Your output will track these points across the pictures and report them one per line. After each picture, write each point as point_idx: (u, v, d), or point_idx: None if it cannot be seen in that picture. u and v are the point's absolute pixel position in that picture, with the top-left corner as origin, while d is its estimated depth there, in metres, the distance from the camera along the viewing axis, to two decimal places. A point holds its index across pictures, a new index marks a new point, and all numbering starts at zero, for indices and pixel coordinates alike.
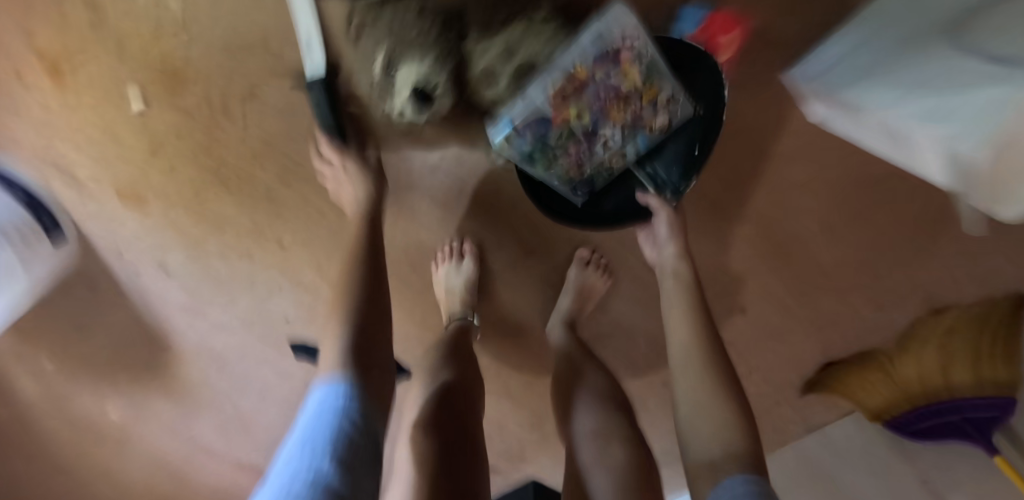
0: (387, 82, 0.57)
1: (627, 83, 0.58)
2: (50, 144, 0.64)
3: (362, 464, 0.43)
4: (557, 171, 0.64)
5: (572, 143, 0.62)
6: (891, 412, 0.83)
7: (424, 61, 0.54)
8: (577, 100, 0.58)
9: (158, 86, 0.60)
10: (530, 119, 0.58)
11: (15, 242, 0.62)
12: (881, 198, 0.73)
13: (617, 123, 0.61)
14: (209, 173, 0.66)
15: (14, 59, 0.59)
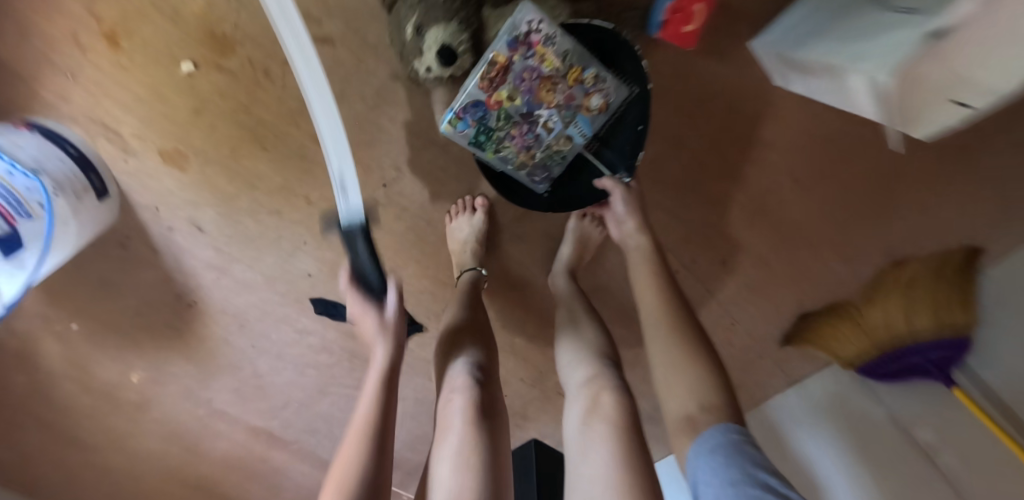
0: (416, 45, 0.66)
1: (548, 67, 0.69)
2: (100, 104, 0.70)
3: None
4: (507, 155, 0.73)
5: (513, 126, 0.72)
6: (862, 358, 0.94)
7: (451, 26, 0.64)
8: (506, 86, 0.69)
9: (206, 50, 0.68)
10: (469, 106, 0.68)
11: (69, 195, 0.68)
12: (847, 162, 0.83)
13: (551, 104, 0.72)
14: (248, 132, 0.73)
15: (74, 23, 0.66)
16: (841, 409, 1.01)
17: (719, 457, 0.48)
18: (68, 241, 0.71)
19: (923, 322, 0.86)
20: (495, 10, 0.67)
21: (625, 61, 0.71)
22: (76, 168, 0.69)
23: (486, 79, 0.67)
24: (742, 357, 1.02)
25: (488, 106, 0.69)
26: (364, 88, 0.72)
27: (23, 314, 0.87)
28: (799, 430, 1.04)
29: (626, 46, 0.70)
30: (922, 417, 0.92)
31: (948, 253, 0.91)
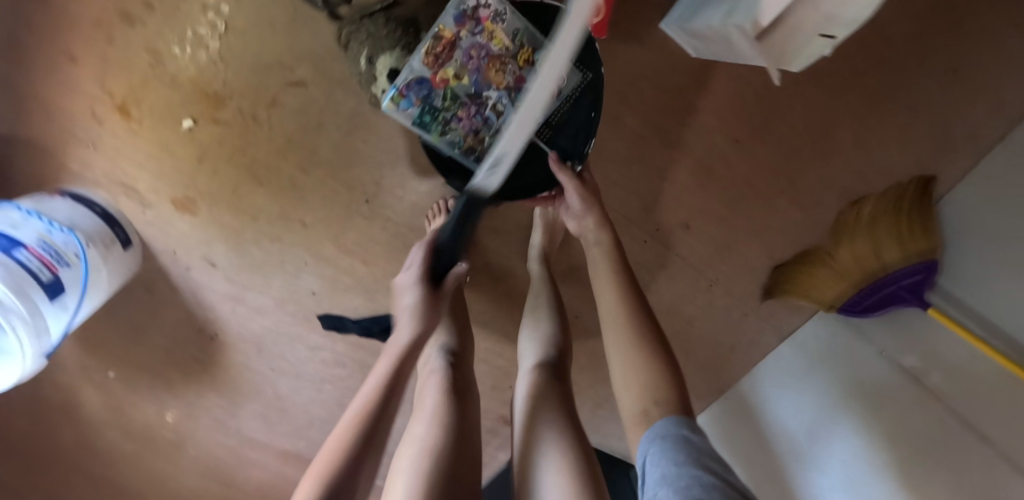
0: (370, 73, 0.75)
1: (497, 46, 0.74)
2: (119, 167, 0.82)
3: None
4: (454, 138, 0.75)
5: (460, 105, 0.74)
6: (841, 298, 1.00)
7: (395, 53, 0.73)
8: (451, 63, 0.73)
9: (202, 107, 0.80)
10: (413, 83, 0.72)
11: (99, 245, 0.80)
12: (778, 116, 0.93)
13: (500, 85, 0.74)
14: (245, 173, 0.84)
15: (91, 102, 0.78)
16: (835, 355, 1.04)
17: (667, 446, 0.58)
18: (100, 287, 0.82)
19: (891, 256, 0.94)
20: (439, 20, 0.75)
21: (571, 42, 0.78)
22: (101, 222, 0.81)
23: (432, 55, 0.72)
24: (727, 316, 1.08)
25: (434, 83, 0.73)
26: (337, 117, 0.82)
27: (65, 367, 0.97)
28: (789, 383, 1.09)
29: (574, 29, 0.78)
30: (913, 348, 0.94)
31: (901, 186, 0.99)
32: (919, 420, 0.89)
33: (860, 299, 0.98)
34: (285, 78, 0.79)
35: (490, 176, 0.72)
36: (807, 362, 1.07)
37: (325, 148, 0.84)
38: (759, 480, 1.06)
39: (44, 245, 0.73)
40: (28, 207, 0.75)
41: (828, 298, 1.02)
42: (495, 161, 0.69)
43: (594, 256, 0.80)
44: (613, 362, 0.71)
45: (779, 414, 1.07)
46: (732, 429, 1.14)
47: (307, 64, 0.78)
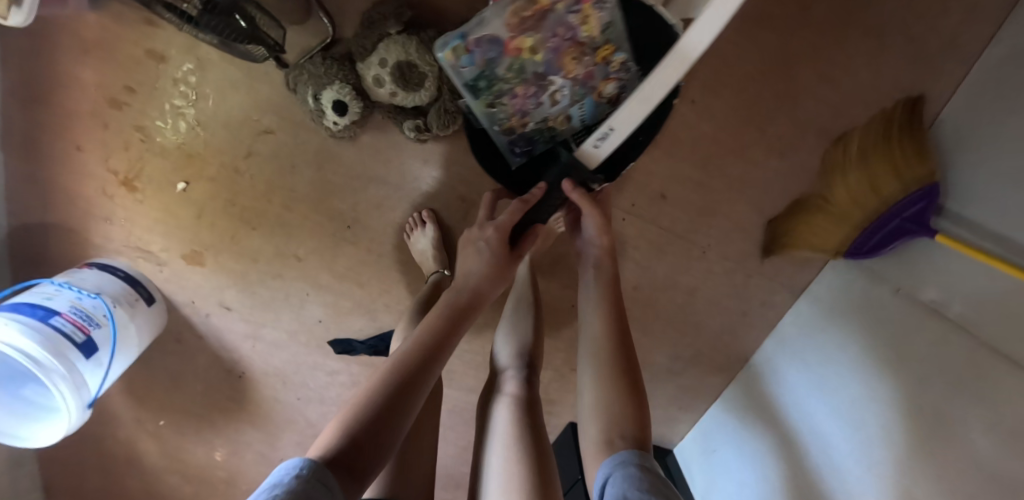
0: (318, 109, 0.79)
1: (586, 33, 0.70)
2: (133, 234, 0.93)
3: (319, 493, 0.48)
4: (499, 112, 0.77)
5: (521, 82, 0.74)
6: (847, 243, 0.96)
7: (336, 87, 0.77)
8: (534, 34, 0.69)
9: (190, 169, 0.89)
10: (483, 43, 0.69)
11: (124, 304, 0.91)
12: (732, 68, 0.94)
13: (569, 75, 0.73)
14: (238, 220, 0.93)
15: (101, 182, 0.89)
16: (847, 299, 1.00)
17: (626, 473, 0.62)
18: (131, 342, 0.92)
19: (889, 189, 0.88)
20: (396, 36, 0.76)
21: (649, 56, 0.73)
22: (125, 284, 0.92)
23: (517, 16, 0.68)
24: (726, 277, 1.08)
25: (506, 49, 0.70)
26: (306, 154, 0.88)
27: (122, 420, 1.09)
28: (801, 340, 1.06)
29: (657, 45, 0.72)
30: (931, 279, 0.88)
31: (888, 110, 0.95)
32: (940, 354, 0.81)
33: (865, 239, 0.94)
34: (253, 129, 0.86)
35: (600, 146, 0.75)
36: (818, 315, 1.05)
37: (302, 187, 0.90)
38: (787, 442, 1.01)
39: (76, 310, 0.83)
40: (62, 280, 0.87)
41: (831, 245, 0.98)
42: (603, 134, 0.73)
43: (588, 279, 0.85)
44: (585, 380, 0.75)
45: (799, 370, 1.04)
46: (753, 399, 1.12)
47: (271, 113, 0.85)
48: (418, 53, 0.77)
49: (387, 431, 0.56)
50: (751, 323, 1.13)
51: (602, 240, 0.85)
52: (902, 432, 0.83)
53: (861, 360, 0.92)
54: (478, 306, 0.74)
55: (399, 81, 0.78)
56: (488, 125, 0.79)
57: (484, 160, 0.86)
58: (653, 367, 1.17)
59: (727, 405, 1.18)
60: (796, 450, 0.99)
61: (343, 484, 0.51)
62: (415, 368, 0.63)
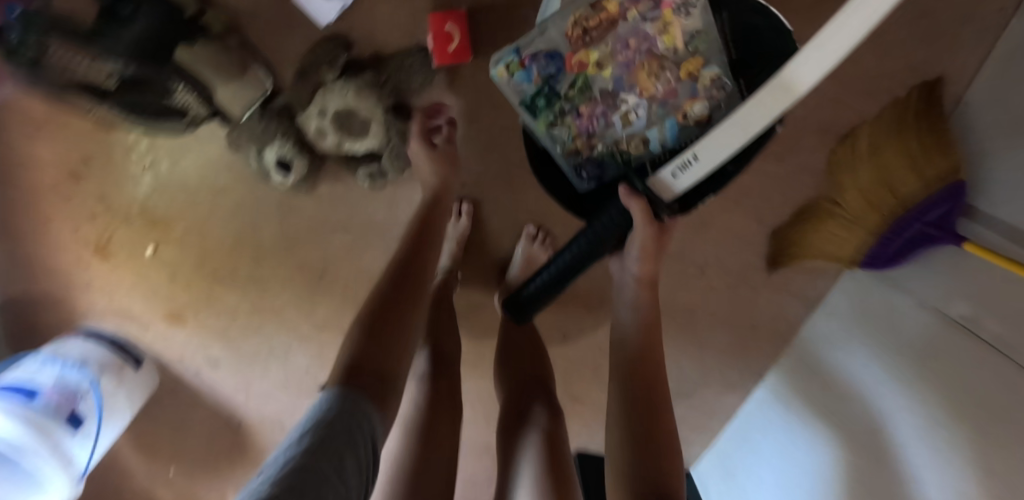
0: (262, 167, 0.77)
1: (664, 46, 0.68)
2: (114, 299, 0.93)
3: (342, 421, 0.46)
4: (562, 133, 0.73)
5: (586, 100, 0.71)
6: (862, 249, 0.87)
7: (276, 144, 0.74)
8: (600, 47, 0.68)
9: (156, 233, 0.87)
10: (544, 57, 0.68)
11: (110, 372, 0.91)
12: None
13: (644, 92, 0.70)
14: (211, 278, 0.91)
15: (74, 252, 0.89)
16: (870, 310, 0.90)
17: None
18: (121, 408, 0.93)
19: (909, 187, 0.77)
20: (332, 83, 0.73)
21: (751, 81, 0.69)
22: (111, 351, 0.92)
23: (582, 28, 0.67)
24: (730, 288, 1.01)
25: (568, 64, 0.69)
26: (268, 209, 0.85)
27: (134, 473, 1.11)
28: (830, 352, 0.93)
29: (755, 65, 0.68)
30: (954, 292, 0.77)
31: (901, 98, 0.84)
32: (970, 379, 0.67)
33: (885, 246, 0.84)
34: (211, 190, 0.84)
35: (681, 176, 0.61)
36: (846, 323, 0.93)
37: (269, 242, 0.87)
38: (813, 467, 0.87)
39: (59, 386, 0.84)
40: (47, 353, 0.87)
41: (846, 252, 0.89)
42: (685, 161, 0.59)
43: (625, 317, 0.73)
44: (613, 395, 0.68)
45: (825, 385, 0.91)
46: (778, 416, 1.00)
47: (226, 172, 0.82)
48: (357, 99, 0.72)
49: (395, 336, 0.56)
50: (763, 340, 1.05)
51: (644, 271, 0.72)
52: (922, 468, 0.69)
53: (888, 382, 0.79)
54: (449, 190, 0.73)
55: (342, 130, 0.74)
56: (550, 146, 0.74)
57: (546, 184, 0.79)
58: None
59: (750, 428, 1.06)
60: (810, 479, 0.87)
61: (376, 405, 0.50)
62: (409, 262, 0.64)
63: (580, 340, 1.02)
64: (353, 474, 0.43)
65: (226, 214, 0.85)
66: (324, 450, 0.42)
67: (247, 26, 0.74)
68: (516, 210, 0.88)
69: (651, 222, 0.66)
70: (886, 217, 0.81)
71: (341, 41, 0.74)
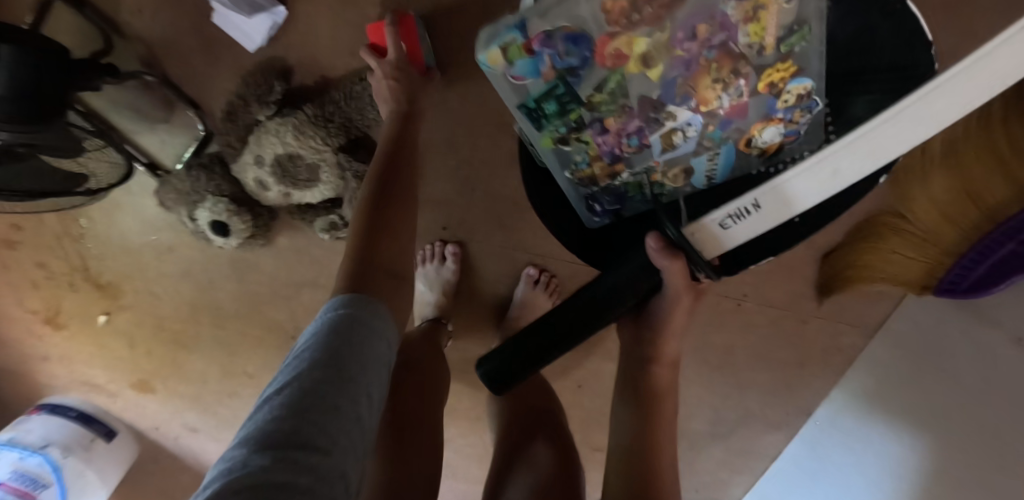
0: (198, 228, 0.66)
1: (749, 41, 0.42)
2: (75, 370, 0.84)
3: (340, 346, 0.35)
4: (574, 152, 0.51)
5: (616, 110, 0.46)
6: (936, 275, 0.72)
7: (209, 202, 0.63)
8: (655, 33, 0.41)
9: (106, 299, 0.77)
10: (562, 38, 0.40)
11: (78, 450, 0.82)
12: None
13: (702, 106, 0.46)
14: (173, 344, 0.80)
15: (26, 323, 0.80)
16: (939, 344, 0.75)
17: None
18: (94, 488, 0.84)
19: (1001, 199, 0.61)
20: (267, 122, 0.60)
21: (854, 103, 0.48)
22: (79, 425, 0.83)
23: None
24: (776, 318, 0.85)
25: (599, 54, 0.41)
26: (220, 266, 0.73)
27: None
28: (900, 384, 0.78)
29: (857, 76, 0.47)
30: None
31: None
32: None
33: (968, 268, 0.69)
34: (155, 250, 0.72)
35: (735, 227, 0.42)
36: (912, 351, 0.79)
37: (228, 303, 0.76)
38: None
39: (20, 475, 0.77)
40: (6, 438, 0.79)
41: (912, 277, 0.75)
42: (742, 209, 0.41)
43: (643, 391, 0.61)
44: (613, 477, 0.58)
45: (899, 417, 0.76)
46: (834, 456, 0.84)
47: (169, 230, 0.71)
48: (295, 141, 0.60)
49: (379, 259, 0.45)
50: (814, 374, 0.89)
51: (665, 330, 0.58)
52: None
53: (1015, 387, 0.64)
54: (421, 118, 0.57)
55: (283, 179, 0.61)
56: (557, 168, 0.53)
57: (546, 216, 0.59)
58: (695, 430, 0.96)
59: (804, 465, 0.91)
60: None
61: (388, 312, 0.41)
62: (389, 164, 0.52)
63: (597, 387, 0.89)
64: (378, 372, 0.37)
65: (176, 275, 0.74)
66: (336, 371, 0.33)
67: (165, 60, 0.61)
68: (509, 251, 0.74)
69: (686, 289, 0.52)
70: None
71: (276, 67, 0.61)
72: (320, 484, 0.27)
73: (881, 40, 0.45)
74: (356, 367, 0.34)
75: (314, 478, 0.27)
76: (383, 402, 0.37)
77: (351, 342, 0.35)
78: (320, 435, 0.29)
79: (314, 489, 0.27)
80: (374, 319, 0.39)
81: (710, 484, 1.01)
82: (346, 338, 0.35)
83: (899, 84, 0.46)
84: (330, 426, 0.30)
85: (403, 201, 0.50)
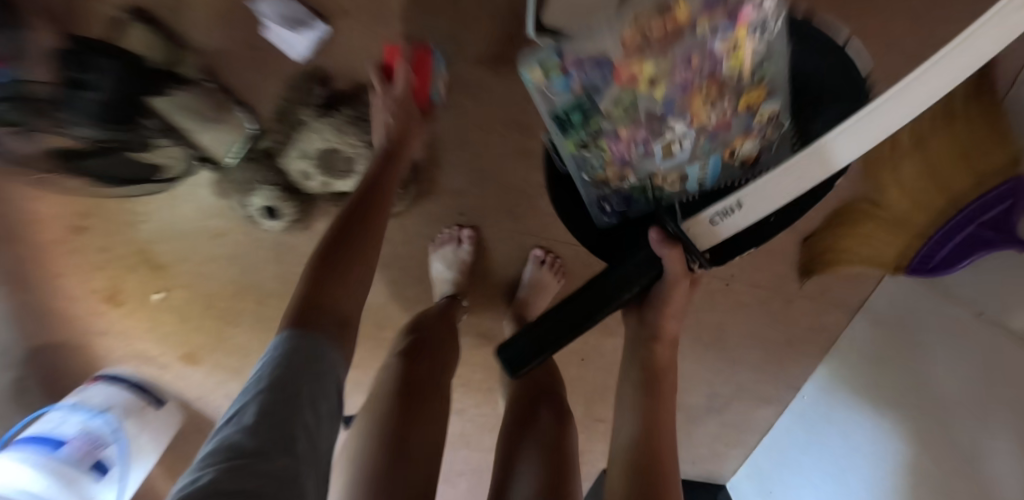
0: (252, 214, 0.76)
1: (729, 68, 0.51)
2: (131, 343, 0.94)
3: (282, 376, 0.45)
4: (592, 160, 0.61)
5: (628, 122, 0.55)
6: (906, 256, 0.78)
7: (262, 191, 0.73)
8: (659, 59, 0.49)
9: (161, 279, 0.87)
10: (590, 67, 0.49)
11: (132, 415, 0.92)
12: None
13: (695, 122, 0.54)
14: (219, 320, 0.90)
15: (88, 301, 0.90)
16: (903, 324, 0.83)
17: None
18: (145, 450, 0.93)
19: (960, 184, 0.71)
20: (312, 122, 0.70)
21: (814, 122, 0.59)
22: (131, 393, 0.93)
23: (641, 34, 0.47)
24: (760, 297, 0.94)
25: (615, 76, 0.50)
26: (264, 249, 0.83)
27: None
28: (874, 369, 0.86)
29: (816, 100, 0.59)
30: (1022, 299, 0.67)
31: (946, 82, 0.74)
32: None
33: (935, 249, 0.75)
34: (206, 235, 0.82)
35: (722, 222, 0.51)
36: (881, 333, 0.87)
37: (269, 282, 0.86)
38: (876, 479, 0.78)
39: (87, 433, 0.85)
40: (70, 403, 0.88)
41: (887, 259, 0.80)
42: (727, 208, 0.50)
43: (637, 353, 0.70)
44: (622, 433, 0.67)
45: (876, 401, 0.82)
46: (824, 441, 0.90)
47: (220, 217, 0.81)
48: (336, 137, 0.70)
49: (338, 279, 0.54)
50: (796, 349, 0.98)
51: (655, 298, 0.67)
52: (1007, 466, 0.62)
53: (950, 372, 0.72)
54: (399, 157, 0.65)
55: (326, 170, 0.71)
56: (576, 171, 0.64)
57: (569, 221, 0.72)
58: (689, 403, 1.05)
59: (792, 438, 0.99)
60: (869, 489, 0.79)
61: (337, 346, 0.51)
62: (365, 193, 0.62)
63: (598, 361, 0.98)
64: (325, 397, 0.47)
65: (224, 257, 0.84)
66: (279, 397, 0.44)
67: (220, 67, 0.71)
68: (518, 235, 0.83)
69: (680, 275, 0.61)
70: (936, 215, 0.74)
71: (318, 75, 0.71)
72: (280, 488, 0.39)
73: (826, 80, 0.58)
74: (305, 395, 0.45)
75: (274, 484, 0.39)
76: (326, 420, 0.47)
77: (291, 372, 0.46)
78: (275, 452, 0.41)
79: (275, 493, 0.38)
80: (320, 351, 0.49)
81: (702, 453, 1.10)
82: (294, 372, 0.46)
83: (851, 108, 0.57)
84: (272, 433, 0.41)
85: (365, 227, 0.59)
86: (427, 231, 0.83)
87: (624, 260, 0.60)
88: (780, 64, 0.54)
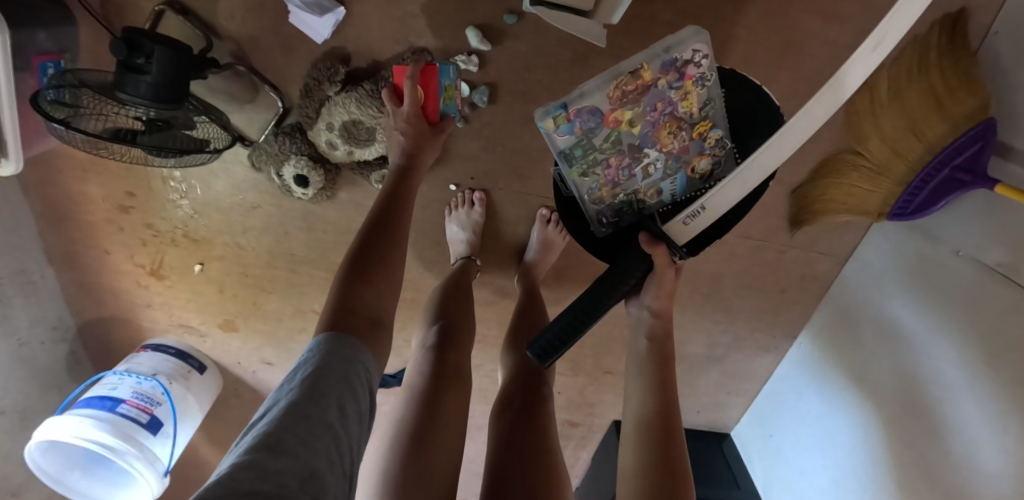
0: (284, 185, 0.86)
1: (684, 109, 0.69)
2: (173, 314, 1.03)
3: (326, 365, 0.51)
4: (591, 182, 0.74)
5: (616, 152, 0.71)
6: (889, 203, 0.82)
7: (293, 161, 0.83)
8: (634, 107, 0.67)
9: (202, 252, 0.96)
10: (584, 111, 0.67)
11: (179, 378, 0.99)
12: (727, 23, 0.79)
13: (664, 149, 0.71)
14: (255, 288, 0.99)
15: (134, 275, 0.98)
16: (878, 277, 0.90)
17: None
18: (192, 409, 1.01)
19: (936, 134, 0.74)
20: (336, 97, 0.79)
21: (750, 140, 0.73)
22: (176, 359, 1.00)
23: (620, 90, 0.66)
24: (752, 251, 1.00)
25: (606, 120, 0.68)
26: (295, 220, 0.91)
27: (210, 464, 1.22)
28: (852, 334, 0.92)
29: (751, 125, 0.73)
30: (996, 244, 0.71)
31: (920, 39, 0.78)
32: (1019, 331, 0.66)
33: (912, 196, 0.79)
34: (241, 210, 0.91)
35: (691, 222, 0.67)
36: (857, 293, 0.94)
37: (298, 250, 0.94)
38: (869, 431, 0.85)
39: (139, 394, 0.91)
40: (122, 368, 0.95)
41: (871, 206, 0.85)
42: (693, 211, 0.66)
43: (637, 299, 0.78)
44: (631, 397, 0.73)
45: (858, 365, 0.89)
46: (817, 398, 0.97)
47: (253, 191, 0.89)
48: (359, 109, 0.79)
49: (360, 285, 0.61)
50: (788, 300, 1.04)
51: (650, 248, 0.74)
52: (991, 436, 0.68)
53: (918, 323, 0.80)
54: (416, 169, 0.75)
55: (349, 139, 0.81)
56: (579, 193, 0.76)
57: (565, 218, 0.82)
58: (691, 353, 1.12)
59: (792, 383, 1.06)
60: (865, 457, 0.85)
61: (368, 351, 0.57)
62: (388, 205, 0.70)
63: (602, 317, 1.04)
64: (357, 399, 0.51)
65: (257, 229, 0.92)
66: (319, 382, 0.49)
67: (250, 54, 0.79)
68: (525, 197, 0.91)
69: (664, 267, 0.72)
70: (908, 163, 0.77)
71: (339, 54, 0.79)
72: (305, 482, 0.40)
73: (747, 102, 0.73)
74: (333, 394, 0.48)
75: (297, 478, 0.40)
76: (365, 404, 0.52)
77: (325, 364, 0.51)
78: (301, 449, 0.42)
79: (297, 487, 0.39)
80: (353, 353, 0.54)
81: (703, 398, 1.18)
82: (325, 372, 0.50)
83: (773, 120, 0.72)
84: (315, 409, 0.46)
85: (393, 227, 0.68)
86: (441, 197, 0.91)
87: (616, 263, 0.72)
88: (720, 105, 0.71)
